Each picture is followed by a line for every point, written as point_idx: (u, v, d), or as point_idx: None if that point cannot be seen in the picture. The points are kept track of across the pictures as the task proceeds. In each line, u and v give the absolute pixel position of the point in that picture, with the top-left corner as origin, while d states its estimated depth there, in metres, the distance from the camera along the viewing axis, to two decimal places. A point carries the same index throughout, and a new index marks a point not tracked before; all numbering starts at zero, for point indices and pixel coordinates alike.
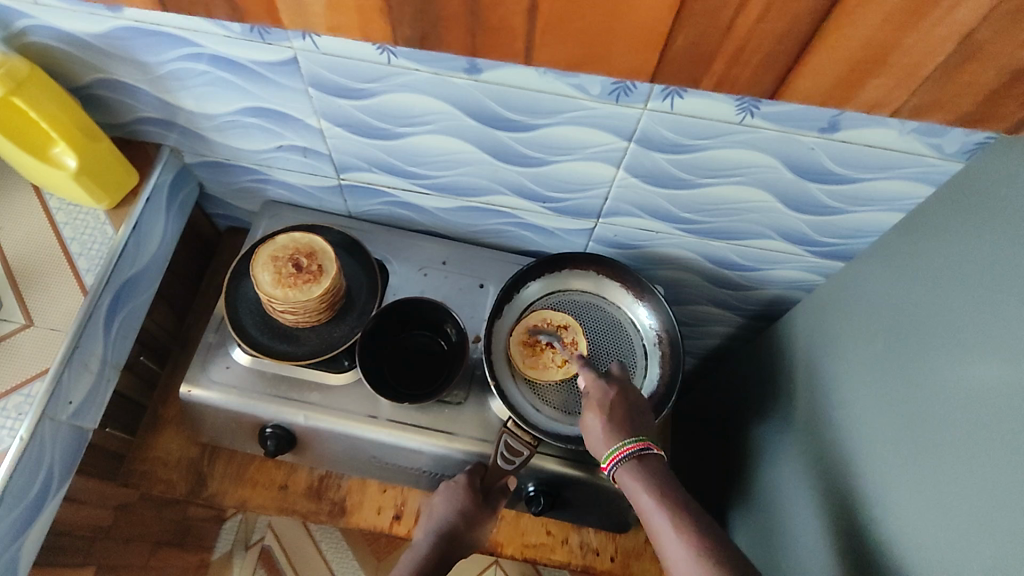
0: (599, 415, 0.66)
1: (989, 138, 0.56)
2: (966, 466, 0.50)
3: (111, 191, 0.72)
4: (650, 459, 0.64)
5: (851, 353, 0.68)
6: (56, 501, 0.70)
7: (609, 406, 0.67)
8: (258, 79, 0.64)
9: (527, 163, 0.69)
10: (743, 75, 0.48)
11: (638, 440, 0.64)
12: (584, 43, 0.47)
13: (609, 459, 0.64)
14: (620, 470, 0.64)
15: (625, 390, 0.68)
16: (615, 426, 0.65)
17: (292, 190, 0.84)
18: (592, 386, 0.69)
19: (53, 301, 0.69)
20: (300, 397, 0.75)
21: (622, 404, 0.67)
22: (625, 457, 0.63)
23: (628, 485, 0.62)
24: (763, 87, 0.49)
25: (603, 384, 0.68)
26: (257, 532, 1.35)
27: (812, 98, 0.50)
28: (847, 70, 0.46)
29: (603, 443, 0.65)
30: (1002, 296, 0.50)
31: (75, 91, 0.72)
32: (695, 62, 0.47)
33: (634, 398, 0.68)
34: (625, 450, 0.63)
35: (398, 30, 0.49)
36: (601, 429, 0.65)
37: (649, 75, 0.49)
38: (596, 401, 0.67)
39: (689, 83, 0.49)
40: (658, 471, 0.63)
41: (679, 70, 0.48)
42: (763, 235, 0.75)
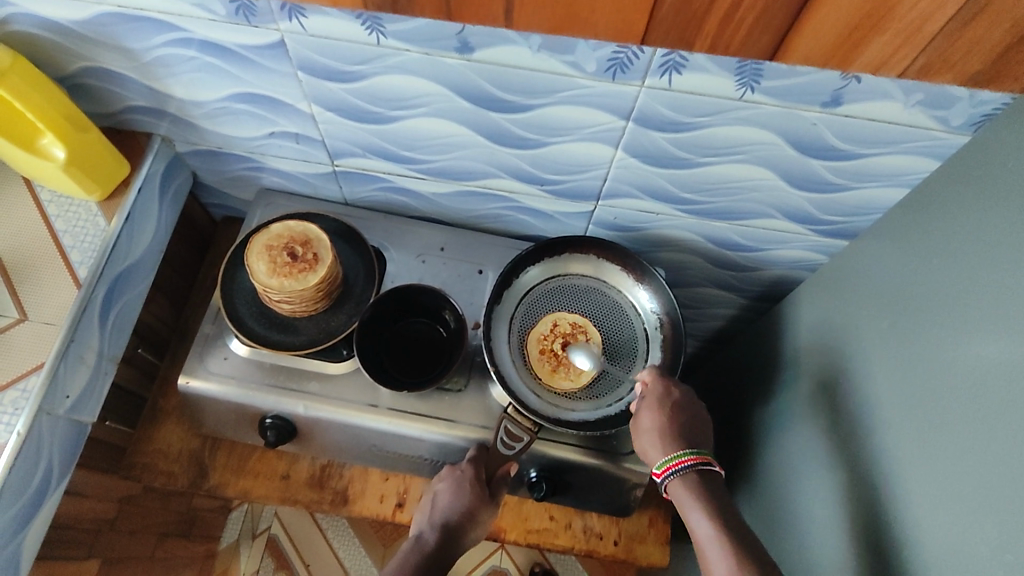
0: (655, 413, 0.67)
1: (997, 108, 0.54)
2: (976, 446, 0.49)
3: (103, 182, 0.71)
4: (708, 475, 0.64)
5: (858, 333, 0.67)
6: (57, 495, 0.70)
7: (671, 409, 0.67)
8: (247, 64, 0.63)
9: (523, 145, 0.68)
10: (736, 38, 0.48)
11: (698, 454, 0.65)
12: (571, 8, 0.48)
13: (665, 466, 0.65)
14: (673, 480, 0.64)
15: (683, 391, 0.69)
16: (674, 432, 0.66)
17: (287, 177, 0.83)
18: (654, 381, 0.69)
19: (47, 294, 0.68)
20: (299, 387, 0.74)
21: (680, 409, 0.68)
22: (683, 466, 0.64)
23: (681, 496, 0.63)
24: (759, 49, 0.49)
25: (667, 381, 0.69)
26: (264, 521, 1.36)
27: (809, 60, 0.50)
28: (845, 31, 0.47)
29: (656, 446, 0.66)
30: (1013, 273, 0.49)
31: (62, 80, 0.70)
32: (687, 26, 0.47)
33: (694, 404, 0.69)
34: (683, 459, 0.64)
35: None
36: (658, 431, 0.66)
37: (638, 39, 0.50)
38: (657, 399, 0.68)
39: (679, 45, 0.50)
40: (714, 488, 0.63)
41: (670, 33, 0.48)
42: (765, 214, 0.74)
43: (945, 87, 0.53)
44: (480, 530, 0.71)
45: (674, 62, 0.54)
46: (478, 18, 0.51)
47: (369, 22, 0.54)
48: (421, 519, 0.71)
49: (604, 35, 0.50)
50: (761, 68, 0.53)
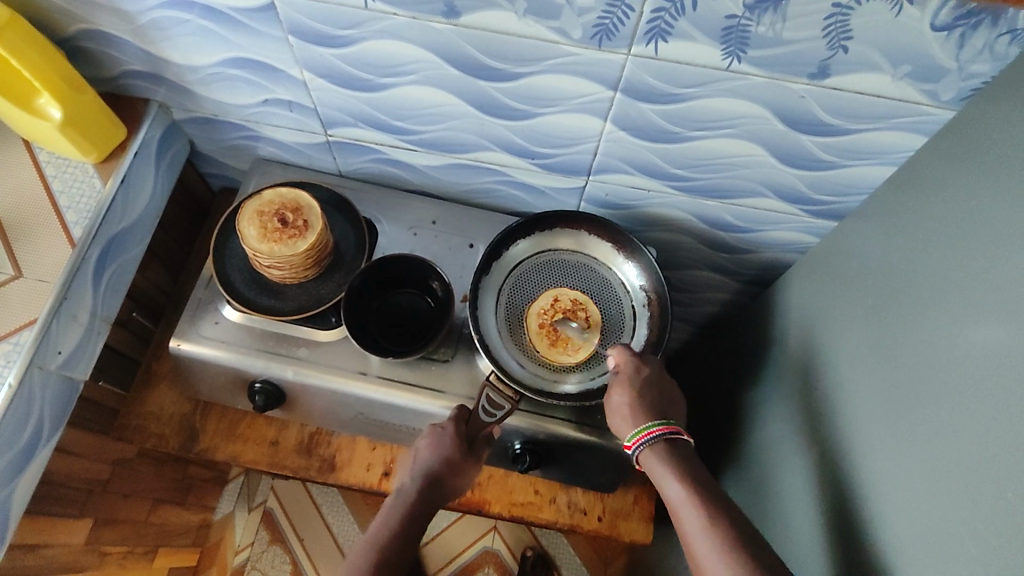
0: (627, 391, 0.67)
1: (986, 81, 0.54)
2: (951, 422, 0.49)
3: (99, 145, 0.72)
4: (677, 444, 0.64)
5: (844, 312, 0.66)
6: (48, 449, 0.71)
7: (641, 385, 0.68)
8: (239, 27, 0.64)
9: (513, 116, 0.68)
10: None
11: (665, 423, 0.65)
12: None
13: (636, 437, 0.65)
14: (644, 451, 0.64)
15: (655, 370, 0.69)
16: (644, 406, 0.67)
17: (282, 147, 0.84)
18: (624, 362, 0.69)
19: (42, 253, 0.69)
20: (288, 352, 0.75)
21: (650, 385, 0.68)
22: (653, 436, 0.64)
23: (652, 465, 0.63)
24: None
25: (638, 361, 0.69)
26: (259, 495, 1.38)
27: None
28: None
29: (627, 421, 0.66)
30: (994, 248, 0.48)
31: (61, 43, 0.71)
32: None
33: (665, 378, 0.70)
34: (653, 430, 0.64)
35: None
36: (628, 405, 0.66)
37: None
38: (628, 377, 0.68)
39: None
40: (687, 457, 0.63)
41: None
42: (756, 193, 0.73)
43: (932, 59, 0.53)
44: (462, 488, 0.70)
45: (660, 29, 0.54)
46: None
47: None
48: (404, 472, 0.69)
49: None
50: (746, 36, 0.53)
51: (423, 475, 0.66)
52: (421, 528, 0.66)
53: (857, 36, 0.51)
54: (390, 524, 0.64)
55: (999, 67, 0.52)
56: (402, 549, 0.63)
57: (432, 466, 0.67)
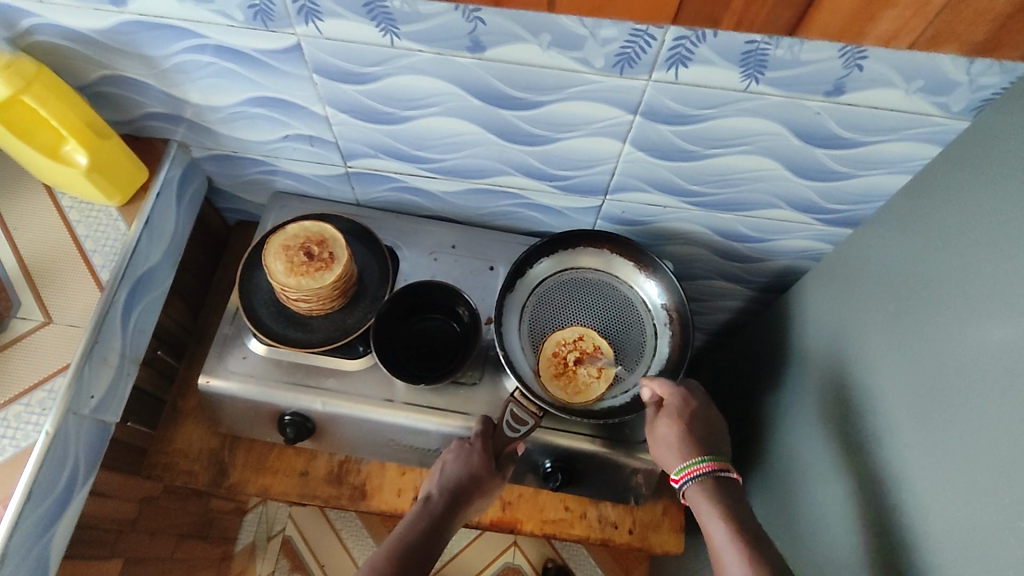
0: (675, 424, 0.69)
1: (996, 92, 0.56)
2: (980, 421, 0.50)
3: (122, 188, 0.73)
4: (726, 484, 0.67)
5: (865, 317, 0.68)
6: (84, 493, 0.71)
7: (689, 417, 0.70)
8: (262, 68, 0.65)
9: (533, 142, 0.70)
10: (759, 16, 0.50)
11: (713, 460, 0.67)
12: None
13: (683, 472, 0.67)
14: (692, 487, 0.67)
15: (701, 402, 0.72)
16: (693, 440, 0.69)
17: (299, 180, 0.85)
18: (670, 394, 0.71)
19: (70, 297, 0.70)
20: (317, 383, 0.75)
21: (697, 418, 0.70)
22: (699, 474, 0.67)
23: (697, 502, 0.66)
24: (781, 25, 0.51)
25: (685, 393, 0.71)
26: (278, 523, 1.37)
27: (827, 34, 0.51)
28: (996, 20, 0.48)
29: (673, 451, 0.69)
30: (1014, 253, 0.50)
31: (81, 89, 0.72)
32: (855, 14, 0.49)
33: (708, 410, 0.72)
34: (700, 467, 0.67)
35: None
36: (676, 437, 0.69)
37: (671, 19, 0.51)
38: (675, 410, 0.70)
39: (707, 24, 0.51)
40: (732, 497, 0.66)
41: (700, 10, 0.50)
42: (771, 205, 0.75)
43: (944, 73, 0.55)
44: (481, 503, 0.71)
45: (681, 55, 0.55)
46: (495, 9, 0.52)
47: (383, 23, 0.56)
48: (428, 481, 0.71)
49: (759, 26, 0.51)
50: (765, 59, 0.55)
51: (450, 488, 0.68)
52: (438, 541, 0.67)
53: (871, 58, 0.53)
54: (411, 531, 0.66)
55: (1008, 79, 0.54)
56: (419, 559, 0.64)
57: (459, 479, 0.69)
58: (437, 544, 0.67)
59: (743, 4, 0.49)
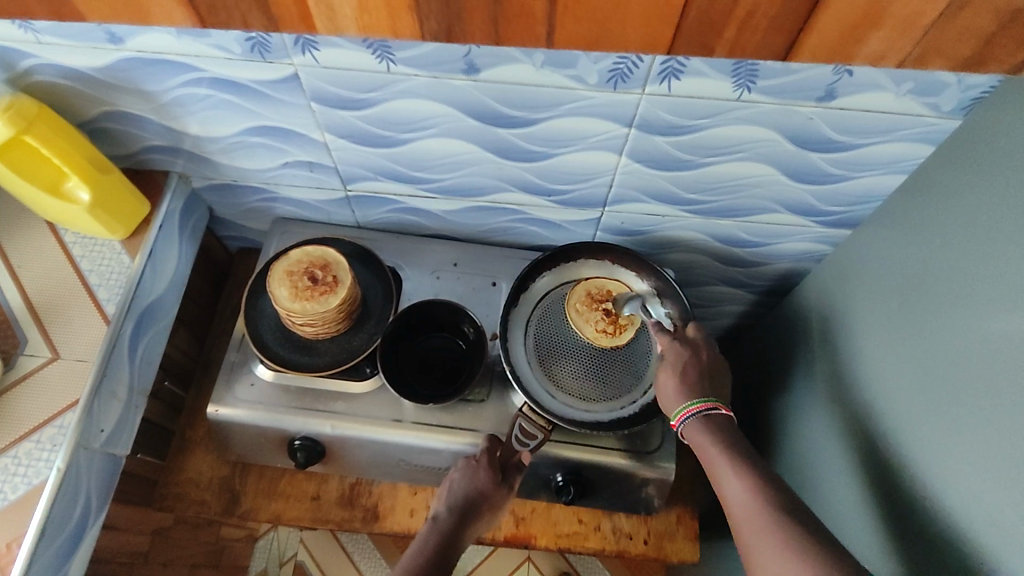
0: (671, 374, 0.68)
1: (985, 91, 0.57)
2: (987, 417, 0.51)
3: (125, 222, 0.73)
4: (716, 418, 0.66)
5: (868, 316, 0.68)
6: (95, 528, 0.71)
7: (684, 366, 0.69)
8: (260, 98, 0.65)
9: (530, 158, 0.70)
10: (753, 40, 0.45)
11: (705, 400, 0.67)
12: (728, 27, 0.45)
13: (678, 415, 0.67)
14: (689, 425, 0.66)
15: (700, 350, 0.71)
16: (688, 387, 0.68)
17: (300, 205, 0.86)
18: (670, 346, 0.71)
19: (77, 333, 0.70)
20: (326, 407, 0.75)
21: (696, 365, 0.69)
22: (693, 414, 0.66)
23: (695, 441, 0.65)
24: (773, 51, 0.46)
25: (681, 344, 0.70)
26: (290, 548, 1.36)
27: (820, 57, 0.47)
28: (983, 36, 0.44)
29: (673, 399, 0.68)
30: (1011, 247, 0.51)
31: (82, 125, 0.73)
32: (845, 34, 0.45)
33: (712, 359, 0.70)
34: (693, 409, 0.66)
35: (426, 23, 0.47)
36: (672, 383, 0.68)
37: (663, 47, 0.47)
38: (671, 360, 0.69)
39: (700, 52, 0.47)
40: (726, 433, 0.65)
41: (692, 39, 0.46)
42: (769, 209, 0.76)
43: (933, 75, 0.55)
44: (492, 518, 0.71)
45: (673, 69, 0.56)
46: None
47: (379, 50, 0.57)
48: (438, 499, 0.71)
49: (751, 52, 0.47)
50: (756, 69, 0.56)
51: (457, 504, 0.69)
52: (450, 558, 0.68)
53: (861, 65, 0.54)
54: (424, 548, 0.67)
55: (997, 78, 0.55)
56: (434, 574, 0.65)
57: (465, 496, 0.69)
58: (450, 561, 0.68)
59: (736, 29, 0.45)
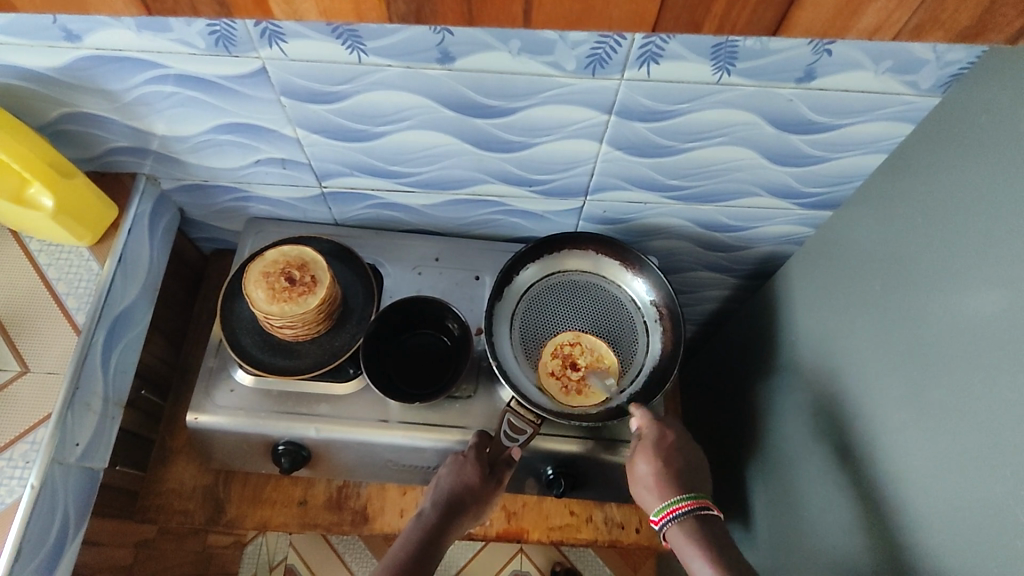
0: (651, 459, 0.69)
1: (964, 67, 0.57)
2: (970, 394, 0.51)
3: (92, 228, 0.71)
4: (705, 521, 0.65)
5: (850, 298, 0.68)
6: (75, 544, 0.69)
7: (664, 452, 0.69)
8: (227, 94, 0.63)
9: (509, 148, 0.69)
10: (742, 17, 0.45)
11: (693, 498, 0.67)
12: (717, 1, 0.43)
13: (664, 513, 0.66)
14: (673, 527, 0.66)
15: (677, 435, 0.71)
16: (669, 477, 0.68)
17: (275, 204, 0.83)
18: (648, 427, 0.71)
19: (46, 344, 0.67)
20: (309, 410, 0.74)
21: (674, 453, 0.70)
22: (679, 513, 0.66)
23: (680, 544, 0.65)
24: (764, 26, 0.46)
25: (660, 426, 0.70)
26: (280, 552, 1.35)
27: (813, 30, 0.46)
28: (983, 5, 0.44)
29: (653, 493, 0.68)
30: (992, 223, 0.51)
31: (42, 129, 0.70)
32: (838, 8, 0.44)
33: (686, 444, 0.71)
34: (679, 506, 0.66)
35: (393, 4, 0.45)
36: (654, 476, 0.68)
37: (649, 27, 0.46)
38: (650, 444, 0.69)
39: (688, 29, 0.46)
40: (715, 534, 0.64)
41: (681, 14, 0.45)
42: (751, 193, 0.75)
43: (911, 52, 0.55)
44: (480, 514, 0.70)
45: (652, 53, 0.55)
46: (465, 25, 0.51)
47: (349, 40, 0.55)
48: (425, 497, 0.70)
49: (740, 28, 0.46)
50: (735, 51, 0.55)
51: (442, 500, 0.68)
52: (436, 555, 0.67)
53: (840, 44, 0.54)
54: (407, 546, 0.66)
55: (975, 53, 0.55)
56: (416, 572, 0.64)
57: (451, 491, 0.68)
58: (434, 559, 0.67)
59: (725, 4, 0.44)
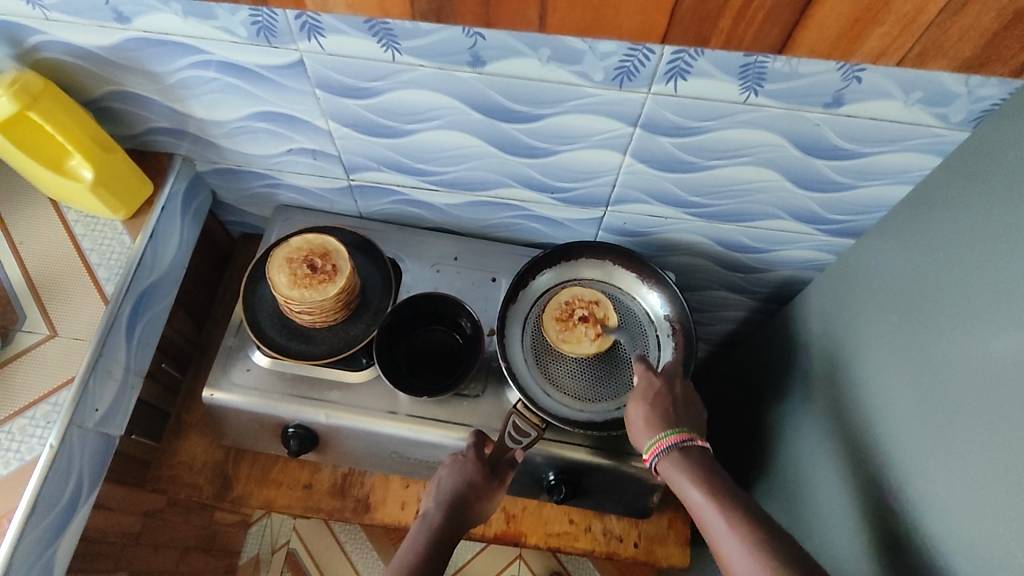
0: (641, 404, 0.66)
1: (995, 103, 0.56)
2: (984, 433, 0.50)
3: (127, 203, 0.73)
4: (693, 451, 0.64)
5: (868, 328, 0.68)
6: (87, 506, 0.71)
7: (657, 398, 0.67)
8: (265, 83, 0.65)
9: (533, 154, 0.70)
10: (749, 33, 0.49)
11: (679, 433, 0.64)
12: (723, 18, 0.48)
13: (651, 449, 0.64)
14: (662, 462, 0.64)
15: (671, 382, 0.69)
16: (659, 419, 0.65)
17: (303, 193, 0.85)
18: (641, 375, 0.69)
19: (75, 311, 0.70)
20: (320, 396, 0.75)
21: (667, 398, 0.67)
22: (665, 447, 0.64)
23: (672, 477, 0.63)
24: (769, 43, 0.50)
25: (652, 374, 0.68)
26: (283, 536, 1.37)
27: (817, 51, 0.51)
28: (986, 36, 0.48)
29: (644, 432, 0.66)
30: (1015, 261, 0.50)
31: (88, 105, 0.73)
32: (843, 30, 0.48)
33: (687, 394, 0.68)
34: (665, 441, 0.64)
35: (415, 4, 0.51)
36: (643, 418, 0.66)
37: (658, 38, 0.51)
38: (642, 390, 0.68)
39: (695, 43, 0.51)
40: (705, 465, 0.62)
41: (688, 29, 0.49)
42: (773, 215, 0.75)
43: (942, 85, 0.55)
44: (484, 513, 0.69)
45: (680, 69, 0.56)
46: (497, 30, 0.53)
47: (384, 38, 0.57)
48: (425, 499, 0.69)
49: (747, 44, 0.50)
50: (763, 72, 0.55)
51: (447, 499, 0.66)
52: (445, 554, 0.65)
53: (870, 71, 0.53)
54: (417, 546, 0.63)
55: (1008, 90, 0.55)
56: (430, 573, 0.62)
57: (456, 490, 0.67)
58: (444, 557, 0.65)
59: (732, 19, 0.48)
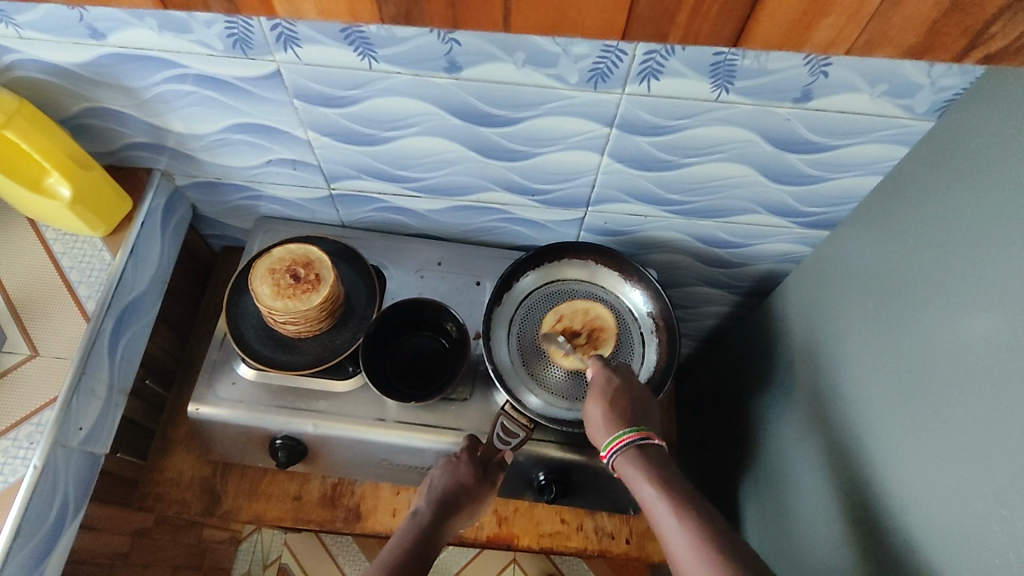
0: (600, 402, 0.67)
1: (958, 93, 0.58)
2: (957, 412, 0.51)
3: (106, 219, 0.73)
4: (649, 449, 0.64)
5: (845, 316, 0.69)
6: (74, 527, 0.71)
7: (614, 394, 0.68)
8: (242, 94, 0.66)
9: (513, 157, 0.71)
10: (705, 27, 0.47)
11: (636, 430, 0.65)
12: (679, 14, 0.46)
13: (608, 446, 0.65)
14: (619, 458, 0.65)
15: (627, 377, 0.70)
16: (618, 415, 0.66)
17: (284, 204, 0.86)
18: (597, 373, 0.70)
19: (56, 330, 0.70)
20: (307, 406, 0.75)
21: (625, 393, 0.68)
22: (623, 444, 0.64)
23: (625, 472, 0.64)
24: (723, 38, 0.48)
25: (608, 370, 0.69)
26: (274, 551, 1.36)
27: (770, 44, 0.48)
28: (926, 24, 0.46)
29: (603, 432, 0.66)
30: (982, 244, 0.52)
31: (64, 122, 0.73)
32: (794, 20, 0.46)
33: (638, 387, 0.69)
34: (624, 438, 0.64)
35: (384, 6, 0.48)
36: (602, 415, 0.66)
37: (620, 34, 0.49)
38: (600, 388, 0.68)
39: (654, 39, 0.48)
40: (658, 462, 0.63)
41: (646, 26, 0.47)
42: (749, 210, 0.77)
43: (906, 76, 0.57)
44: (473, 517, 0.70)
45: (652, 69, 0.57)
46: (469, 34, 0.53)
47: (360, 46, 0.57)
48: (416, 500, 0.69)
49: (703, 38, 0.48)
50: (733, 69, 0.56)
51: (437, 498, 0.67)
52: (433, 553, 0.65)
53: (836, 64, 0.55)
54: (405, 540, 0.64)
55: (969, 80, 0.57)
56: (418, 566, 0.62)
57: (447, 490, 0.68)
58: (432, 555, 0.65)
59: (688, 15, 0.46)
